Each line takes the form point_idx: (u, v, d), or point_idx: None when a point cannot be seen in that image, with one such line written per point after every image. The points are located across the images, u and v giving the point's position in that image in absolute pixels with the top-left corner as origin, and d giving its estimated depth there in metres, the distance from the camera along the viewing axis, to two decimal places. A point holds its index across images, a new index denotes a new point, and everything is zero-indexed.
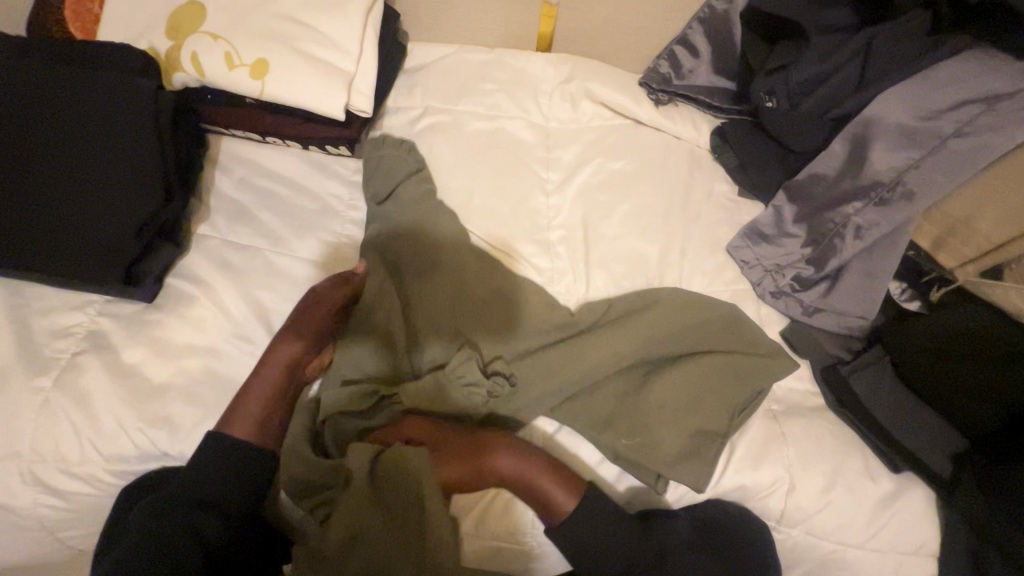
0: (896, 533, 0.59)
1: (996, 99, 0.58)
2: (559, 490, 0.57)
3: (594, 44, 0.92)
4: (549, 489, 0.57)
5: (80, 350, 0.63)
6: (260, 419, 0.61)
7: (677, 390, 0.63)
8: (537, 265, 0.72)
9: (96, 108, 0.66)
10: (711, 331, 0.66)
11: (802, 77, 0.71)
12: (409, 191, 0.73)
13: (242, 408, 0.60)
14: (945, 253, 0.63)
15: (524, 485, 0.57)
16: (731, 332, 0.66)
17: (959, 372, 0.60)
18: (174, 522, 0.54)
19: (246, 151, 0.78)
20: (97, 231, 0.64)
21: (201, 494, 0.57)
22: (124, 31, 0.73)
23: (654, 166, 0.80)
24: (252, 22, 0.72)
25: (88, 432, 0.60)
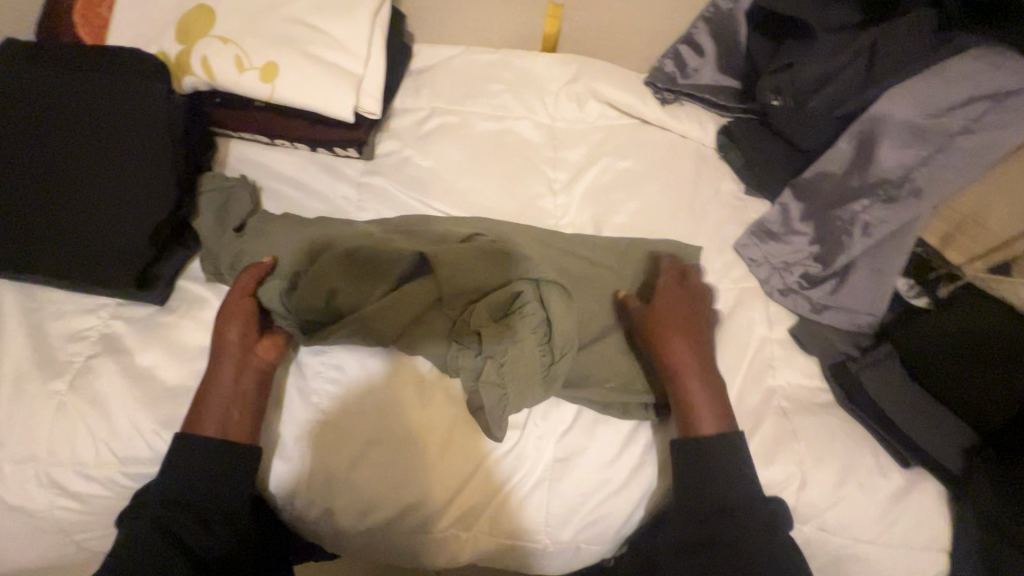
0: (908, 528, 0.60)
1: (1003, 97, 0.59)
2: (707, 408, 0.59)
3: (600, 44, 0.93)
4: (699, 407, 0.59)
5: (95, 353, 0.64)
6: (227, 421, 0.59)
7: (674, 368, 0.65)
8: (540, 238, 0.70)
9: (107, 112, 0.66)
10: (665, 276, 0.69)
11: (809, 77, 0.72)
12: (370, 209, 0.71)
13: (204, 411, 0.59)
14: (954, 249, 0.62)
15: (691, 387, 0.60)
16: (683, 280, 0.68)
17: (970, 368, 0.60)
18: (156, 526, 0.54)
19: (255, 154, 0.78)
20: (111, 235, 0.64)
21: (183, 495, 0.56)
22: (132, 35, 0.73)
23: (661, 165, 0.80)
24: (261, 25, 0.72)
25: (104, 435, 0.60)
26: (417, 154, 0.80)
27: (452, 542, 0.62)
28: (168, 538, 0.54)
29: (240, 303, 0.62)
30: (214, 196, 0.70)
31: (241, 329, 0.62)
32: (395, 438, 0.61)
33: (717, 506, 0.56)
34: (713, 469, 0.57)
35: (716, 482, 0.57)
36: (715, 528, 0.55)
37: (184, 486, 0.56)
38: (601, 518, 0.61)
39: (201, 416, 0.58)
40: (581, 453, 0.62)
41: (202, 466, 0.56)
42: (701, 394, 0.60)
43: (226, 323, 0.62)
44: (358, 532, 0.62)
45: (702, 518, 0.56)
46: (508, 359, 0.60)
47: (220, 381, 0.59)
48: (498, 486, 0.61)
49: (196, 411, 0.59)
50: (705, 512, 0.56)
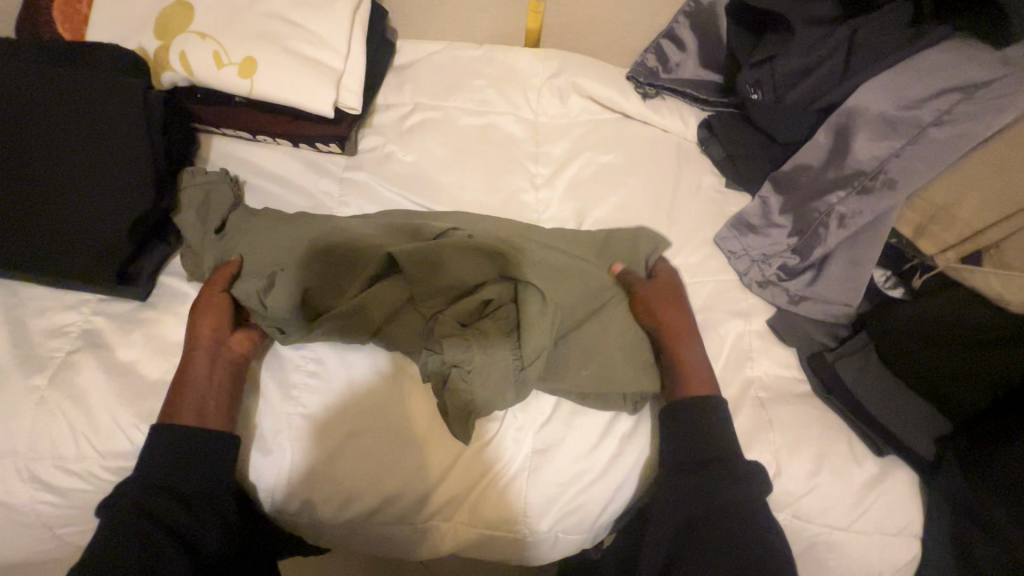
0: (881, 514, 0.60)
1: (975, 88, 0.59)
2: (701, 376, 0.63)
3: (583, 39, 0.93)
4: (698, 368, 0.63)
5: (75, 348, 0.64)
6: (200, 404, 0.59)
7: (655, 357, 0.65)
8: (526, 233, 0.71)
9: (86, 107, 0.66)
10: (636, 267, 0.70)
11: (786, 71, 0.72)
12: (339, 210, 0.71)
13: (177, 403, 0.59)
14: (926, 239, 0.63)
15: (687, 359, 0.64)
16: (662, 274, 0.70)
17: (942, 356, 0.61)
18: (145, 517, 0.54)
19: (237, 150, 0.79)
20: (91, 229, 0.64)
21: (175, 486, 0.56)
22: (113, 31, 0.73)
23: (642, 159, 0.81)
24: (241, 21, 0.72)
25: (84, 429, 0.60)
26: (399, 149, 0.80)
27: (433, 533, 0.63)
28: (156, 529, 0.53)
29: (211, 301, 0.64)
30: (196, 194, 0.70)
31: (213, 322, 0.63)
32: (376, 431, 0.62)
33: (704, 457, 0.58)
34: (698, 425, 0.59)
35: (702, 436, 0.59)
36: (701, 478, 0.57)
37: (178, 477, 0.56)
38: (579, 508, 0.61)
39: (175, 408, 0.59)
40: (561, 443, 0.62)
41: (192, 455, 0.57)
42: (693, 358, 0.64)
43: (196, 319, 0.63)
44: (338, 523, 0.62)
45: (688, 468, 0.58)
46: (476, 366, 0.58)
47: (190, 374, 0.60)
48: (477, 477, 0.61)
49: (170, 404, 0.59)
50: (691, 463, 0.58)
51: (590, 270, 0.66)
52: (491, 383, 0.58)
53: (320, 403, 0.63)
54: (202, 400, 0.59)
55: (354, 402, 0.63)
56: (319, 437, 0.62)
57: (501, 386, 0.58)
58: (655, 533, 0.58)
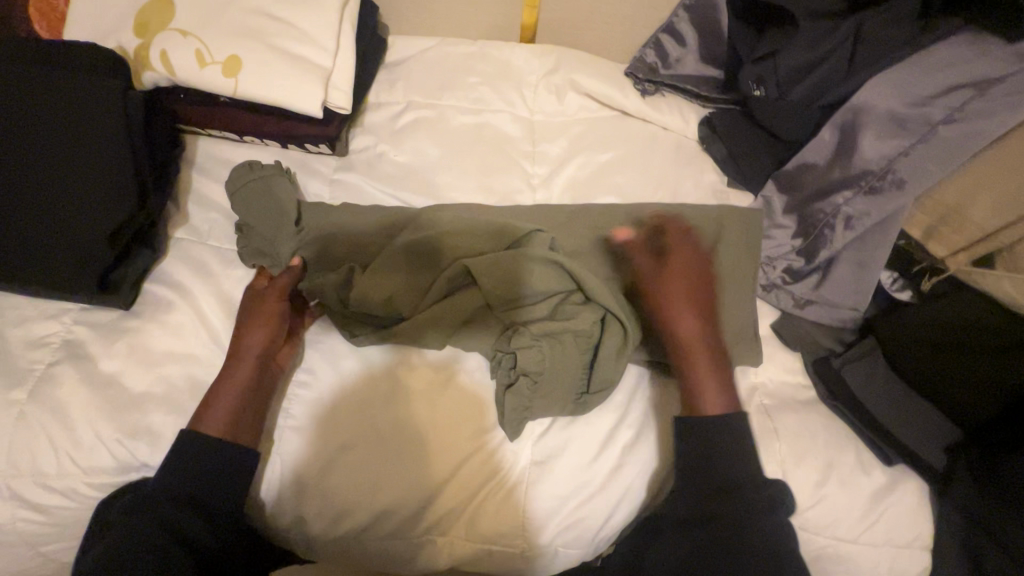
0: (890, 526, 0.59)
1: (988, 84, 0.57)
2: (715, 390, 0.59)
3: (579, 34, 0.91)
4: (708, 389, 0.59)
5: (56, 360, 0.62)
6: (232, 417, 0.58)
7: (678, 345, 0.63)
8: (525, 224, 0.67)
9: (64, 109, 0.63)
10: (686, 237, 0.68)
11: (791, 66, 0.69)
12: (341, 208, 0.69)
13: (214, 405, 0.58)
14: (937, 243, 0.61)
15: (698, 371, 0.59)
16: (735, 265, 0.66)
17: (952, 362, 0.59)
18: (163, 516, 0.53)
19: (224, 152, 0.76)
20: (70, 236, 0.62)
21: (201, 492, 0.55)
22: (91, 30, 0.70)
23: (642, 158, 0.79)
24: (224, 18, 0.69)
25: (66, 445, 0.58)
26: (391, 149, 0.77)
27: (430, 547, 0.61)
28: (174, 529, 0.52)
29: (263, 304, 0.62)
30: (253, 188, 0.68)
31: (267, 332, 0.61)
32: (370, 442, 0.60)
33: (724, 484, 0.55)
34: (719, 444, 0.56)
35: (721, 460, 0.55)
36: (719, 505, 0.54)
37: (201, 481, 0.55)
38: (580, 520, 0.59)
39: (206, 410, 0.58)
40: (560, 454, 0.60)
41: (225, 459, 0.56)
42: (704, 371, 0.59)
43: (252, 324, 0.61)
44: (331, 539, 0.60)
45: (704, 494, 0.55)
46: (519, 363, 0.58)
47: (235, 376, 0.59)
48: (474, 491, 0.60)
49: (205, 404, 0.58)
50: (708, 488, 0.55)
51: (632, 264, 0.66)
52: (557, 381, 0.59)
53: (317, 413, 0.62)
54: (233, 413, 0.58)
55: (349, 412, 0.61)
56: (312, 448, 0.60)
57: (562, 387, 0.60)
58: (661, 558, 0.55)
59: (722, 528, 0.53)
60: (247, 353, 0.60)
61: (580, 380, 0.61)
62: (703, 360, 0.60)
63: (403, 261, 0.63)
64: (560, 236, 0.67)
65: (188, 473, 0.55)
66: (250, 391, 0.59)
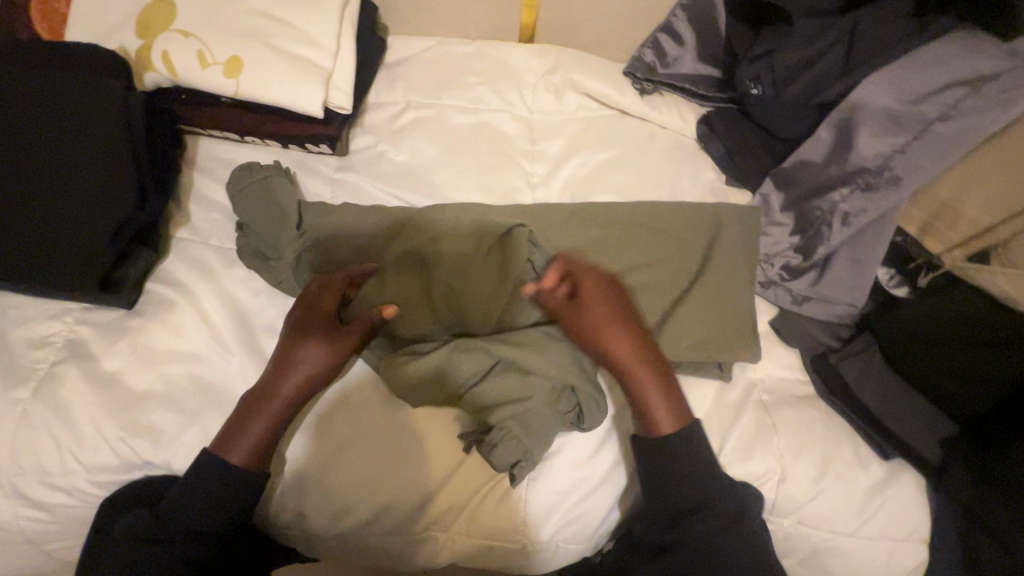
0: (887, 520, 0.59)
1: (981, 82, 0.58)
2: (664, 407, 0.57)
3: (578, 34, 0.91)
4: (653, 403, 0.57)
5: (59, 359, 0.62)
6: (261, 447, 0.57)
7: (676, 337, 0.63)
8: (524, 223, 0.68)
9: (65, 110, 0.64)
10: (677, 233, 0.68)
11: (788, 63, 0.70)
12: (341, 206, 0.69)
13: (239, 433, 0.57)
14: (932, 238, 0.62)
15: (644, 395, 0.57)
16: (728, 265, 0.66)
17: (949, 357, 0.59)
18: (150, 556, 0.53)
19: (225, 152, 0.76)
20: (72, 236, 0.62)
21: (196, 527, 0.55)
22: (92, 31, 0.71)
23: (640, 156, 0.79)
24: (224, 19, 0.70)
25: (69, 443, 0.59)
26: (391, 149, 0.78)
27: (431, 543, 0.61)
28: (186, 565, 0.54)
29: (312, 322, 0.59)
30: (254, 191, 0.68)
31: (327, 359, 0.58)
32: (372, 439, 0.61)
33: (682, 506, 0.55)
34: (673, 464, 0.55)
35: (675, 480, 0.55)
36: (682, 530, 0.54)
37: (191, 519, 0.55)
38: (581, 516, 0.60)
39: (231, 442, 0.56)
40: (560, 451, 0.61)
41: (209, 495, 0.55)
42: (651, 389, 0.57)
43: (314, 347, 0.58)
44: (332, 536, 0.61)
45: (667, 518, 0.55)
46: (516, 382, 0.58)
47: (268, 401, 0.57)
48: (475, 487, 0.60)
49: (229, 431, 0.57)
50: (670, 511, 0.55)
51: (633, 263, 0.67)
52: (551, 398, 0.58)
53: (319, 412, 0.62)
54: (263, 440, 0.57)
55: (352, 412, 0.62)
56: (315, 447, 0.61)
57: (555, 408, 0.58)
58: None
59: (688, 552, 0.53)
60: (301, 385, 0.58)
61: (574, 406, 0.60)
62: (645, 373, 0.57)
63: (401, 274, 0.64)
64: (558, 237, 0.68)
65: (178, 510, 0.55)
66: (282, 418, 0.58)
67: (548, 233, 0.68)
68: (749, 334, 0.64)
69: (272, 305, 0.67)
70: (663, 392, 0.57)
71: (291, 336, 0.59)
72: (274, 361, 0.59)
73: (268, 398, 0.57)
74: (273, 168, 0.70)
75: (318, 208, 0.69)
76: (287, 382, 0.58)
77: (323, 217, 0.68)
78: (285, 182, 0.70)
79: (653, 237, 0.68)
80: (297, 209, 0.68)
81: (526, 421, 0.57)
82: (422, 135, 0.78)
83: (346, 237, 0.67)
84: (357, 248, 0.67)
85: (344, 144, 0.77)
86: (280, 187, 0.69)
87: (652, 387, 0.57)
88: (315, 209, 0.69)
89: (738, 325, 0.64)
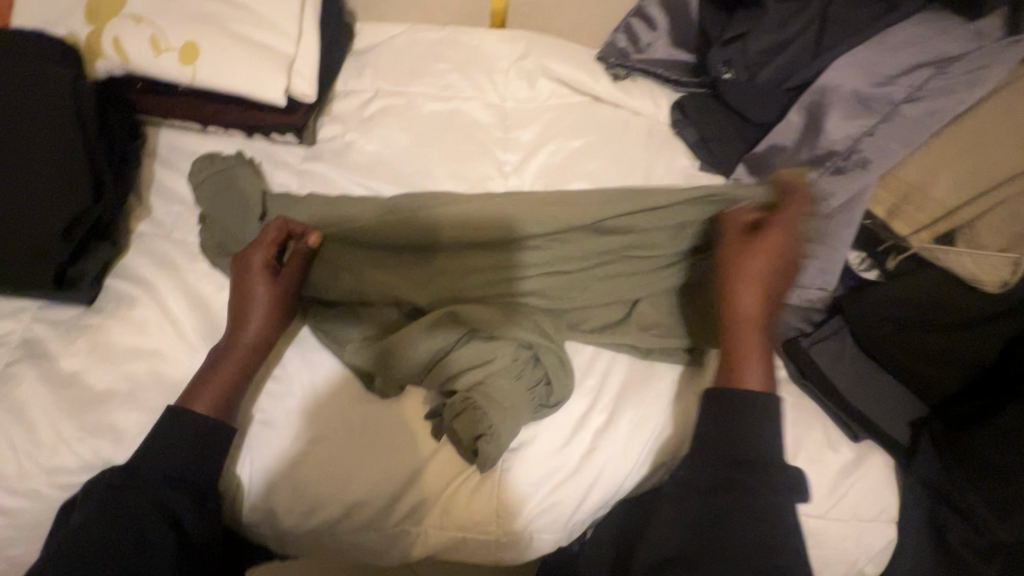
0: (857, 501, 0.60)
1: (946, 63, 0.59)
2: (754, 368, 0.56)
3: (550, 20, 0.90)
4: (746, 363, 0.56)
5: (14, 360, 0.60)
6: (225, 401, 0.57)
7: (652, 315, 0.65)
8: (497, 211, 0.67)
9: (10, 99, 0.61)
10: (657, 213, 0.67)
11: (760, 47, 0.69)
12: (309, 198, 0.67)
13: (202, 390, 0.57)
14: (901, 221, 0.60)
15: (738, 345, 0.57)
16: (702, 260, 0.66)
17: (921, 339, 0.60)
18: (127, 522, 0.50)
19: (186, 143, 0.74)
20: (18, 231, 0.59)
21: (182, 472, 0.53)
22: (40, 17, 0.68)
23: (613, 142, 0.78)
24: (180, 4, 0.67)
25: (26, 446, 0.57)
26: (359, 138, 0.76)
27: (403, 537, 0.60)
28: (162, 512, 0.51)
29: (254, 275, 0.60)
30: (215, 184, 0.67)
31: (264, 313, 0.60)
32: (343, 434, 0.60)
33: (738, 461, 0.51)
34: (738, 424, 0.53)
35: (738, 435, 0.52)
36: (732, 490, 0.50)
37: (169, 464, 0.53)
38: (554, 505, 0.59)
39: (193, 398, 0.56)
40: (536, 441, 0.60)
41: (193, 444, 0.54)
42: (751, 352, 0.56)
43: (247, 306, 0.59)
44: (304, 532, 0.60)
45: (712, 466, 0.52)
46: (490, 360, 0.58)
47: (229, 360, 0.58)
48: (446, 481, 0.59)
49: (193, 387, 0.57)
50: (722, 465, 0.52)
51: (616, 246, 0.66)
52: (515, 391, 0.57)
53: (291, 408, 0.61)
54: (221, 397, 0.57)
55: (325, 408, 0.61)
56: (285, 443, 0.60)
57: (519, 397, 0.57)
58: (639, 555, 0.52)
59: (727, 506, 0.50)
60: (245, 339, 0.59)
61: (540, 392, 0.60)
62: (757, 337, 0.57)
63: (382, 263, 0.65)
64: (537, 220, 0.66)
65: (153, 459, 0.53)
66: (239, 379, 0.58)
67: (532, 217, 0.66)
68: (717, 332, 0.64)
69: None
70: (761, 346, 0.57)
71: (239, 289, 0.60)
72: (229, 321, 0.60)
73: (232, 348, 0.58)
74: (235, 160, 0.69)
75: (284, 200, 0.67)
76: (248, 328, 0.59)
77: (290, 208, 0.66)
78: (248, 173, 0.69)
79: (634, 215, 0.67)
80: (260, 201, 0.66)
81: (487, 394, 0.56)
82: (391, 124, 0.77)
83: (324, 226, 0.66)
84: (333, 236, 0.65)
85: (311, 136, 0.75)
86: (245, 179, 0.68)
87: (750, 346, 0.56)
88: (283, 200, 0.67)
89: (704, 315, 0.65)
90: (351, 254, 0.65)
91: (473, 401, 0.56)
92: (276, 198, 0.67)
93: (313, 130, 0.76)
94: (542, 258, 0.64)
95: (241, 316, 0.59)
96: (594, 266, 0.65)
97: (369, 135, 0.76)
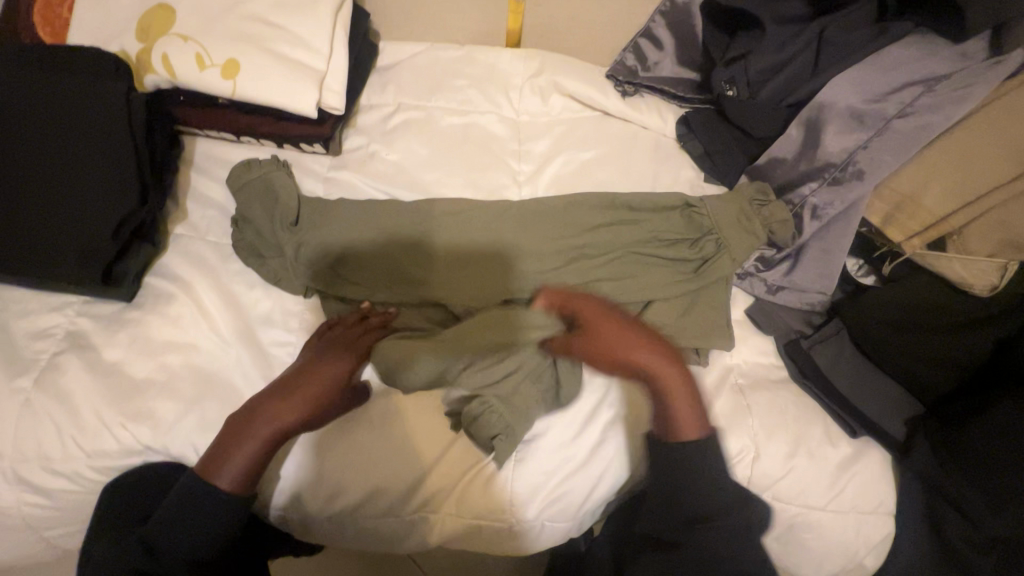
0: (856, 494, 0.62)
1: (934, 81, 0.63)
2: (688, 416, 0.59)
3: (562, 39, 0.95)
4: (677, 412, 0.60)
5: (60, 350, 0.64)
6: (246, 476, 0.57)
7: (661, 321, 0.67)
8: (516, 216, 0.71)
9: (66, 111, 0.66)
10: (667, 232, 0.71)
11: (761, 66, 0.74)
12: (337, 203, 0.72)
13: (224, 461, 0.57)
14: (893, 228, 0.64)
15: (662, 399, 0.60)
16: (721, 276, 0.69)
17: (913, 339, 0.63)
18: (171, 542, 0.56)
19: (221, 152, 0.79)
20: (71, 232, 0.64)
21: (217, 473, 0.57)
22: (93, 35, 0.74)
23: (622, 154, 0.82)
24: (222, 24, 0.73)
25: (70, 430, 0.61)
26: (382, 148, 0.81)
27: (422, 524, 0.63)
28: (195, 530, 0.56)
29: (321, 364, 0.61)
30: (254, 188, 0.71)
31: (304, 403, 0.59)
32: (366, 423, 0.63)
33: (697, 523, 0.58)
34: (693, 484, 0.58)
35: (688, 497, 0.58)
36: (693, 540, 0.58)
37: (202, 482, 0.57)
38: (565, 495, 0.62)
39: (218, 464, 0.57)
40: (544, 433, 0.63)
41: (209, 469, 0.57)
42: (680, 402, 0.60)
43: (295, 390, 0.59)
44: (327, 517, 0.63)
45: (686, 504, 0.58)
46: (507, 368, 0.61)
47: (254, 439, 0.58)
48: (464, 468, 0.62)
49: (216, 454, 0.57)
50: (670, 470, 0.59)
51: (627, 255, 0.71)
52: (524, 397, 0.60)
53: None
54: (245, 470, 0.57)
55: (348, 400, 0.64)
56: (309, 432, 0.63)
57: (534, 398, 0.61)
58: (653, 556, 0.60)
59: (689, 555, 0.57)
60: (270, 422, 0.58)
61: (554, 387, 0.63)
62: (676, 387, 0.60)
63: (409, 262, 0.68)
64: (549, 225, 0.71)
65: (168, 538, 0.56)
66: (258, 460, 0.58)
67: (550, 223, 0.71)
68: (720, 339, 0.66)
69: (269, 299, 0.70)
70: (687, 403, 0.60)
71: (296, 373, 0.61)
72: (271, 391, 0.60)
73: (261, 422, 0.58)
74: (268, 161, 0.73)
75: (316, 206, 0.71)
76: (286, 409, 0.59)
77: (320, 211, 0.71)
78: (279, 173, 0.72)
79: (644, 227, 0.71)
80: (295, 202, 0.70)
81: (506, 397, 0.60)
82: (413, 136, 0.81)
83: (351, 223, 0.69)
84: (361, 238, 0.69)
85: (337, 148, 0.80)
86: (270, 181, 0.71)
87: (677, 401, 0.60)
88: (317, 204, 0.72)
89: (708, 321, 0.68)
90: (370, 262, 0.68)
91: (490, 405, 0.59)
92: (311, 203, 0.72)
93: (340, 141, 0.81)
94: (556, 263, 0.69)
95: (283, 396, 0.59)
96: (606, 272, 0.69)
97: (391, 146, 0.81)
